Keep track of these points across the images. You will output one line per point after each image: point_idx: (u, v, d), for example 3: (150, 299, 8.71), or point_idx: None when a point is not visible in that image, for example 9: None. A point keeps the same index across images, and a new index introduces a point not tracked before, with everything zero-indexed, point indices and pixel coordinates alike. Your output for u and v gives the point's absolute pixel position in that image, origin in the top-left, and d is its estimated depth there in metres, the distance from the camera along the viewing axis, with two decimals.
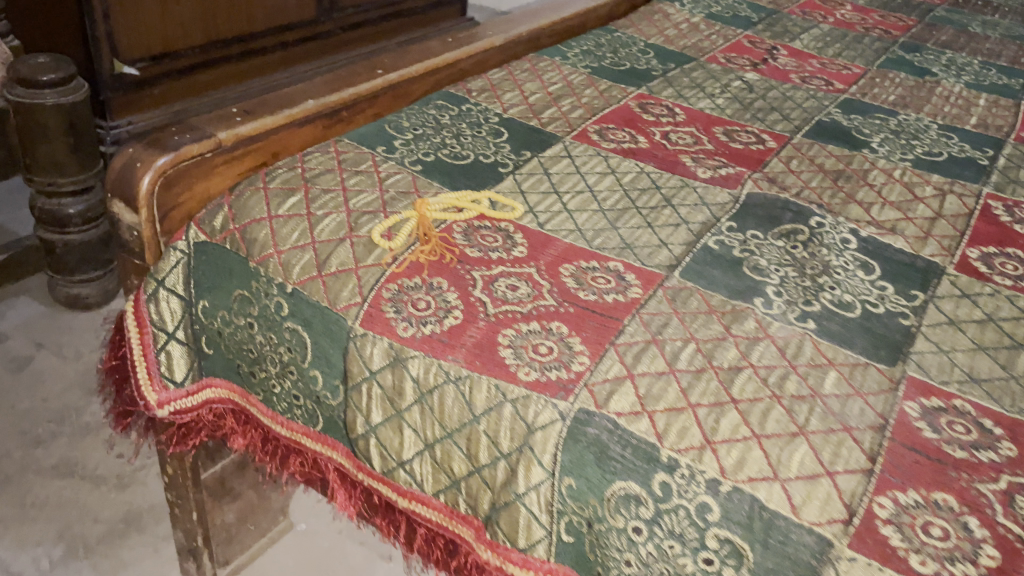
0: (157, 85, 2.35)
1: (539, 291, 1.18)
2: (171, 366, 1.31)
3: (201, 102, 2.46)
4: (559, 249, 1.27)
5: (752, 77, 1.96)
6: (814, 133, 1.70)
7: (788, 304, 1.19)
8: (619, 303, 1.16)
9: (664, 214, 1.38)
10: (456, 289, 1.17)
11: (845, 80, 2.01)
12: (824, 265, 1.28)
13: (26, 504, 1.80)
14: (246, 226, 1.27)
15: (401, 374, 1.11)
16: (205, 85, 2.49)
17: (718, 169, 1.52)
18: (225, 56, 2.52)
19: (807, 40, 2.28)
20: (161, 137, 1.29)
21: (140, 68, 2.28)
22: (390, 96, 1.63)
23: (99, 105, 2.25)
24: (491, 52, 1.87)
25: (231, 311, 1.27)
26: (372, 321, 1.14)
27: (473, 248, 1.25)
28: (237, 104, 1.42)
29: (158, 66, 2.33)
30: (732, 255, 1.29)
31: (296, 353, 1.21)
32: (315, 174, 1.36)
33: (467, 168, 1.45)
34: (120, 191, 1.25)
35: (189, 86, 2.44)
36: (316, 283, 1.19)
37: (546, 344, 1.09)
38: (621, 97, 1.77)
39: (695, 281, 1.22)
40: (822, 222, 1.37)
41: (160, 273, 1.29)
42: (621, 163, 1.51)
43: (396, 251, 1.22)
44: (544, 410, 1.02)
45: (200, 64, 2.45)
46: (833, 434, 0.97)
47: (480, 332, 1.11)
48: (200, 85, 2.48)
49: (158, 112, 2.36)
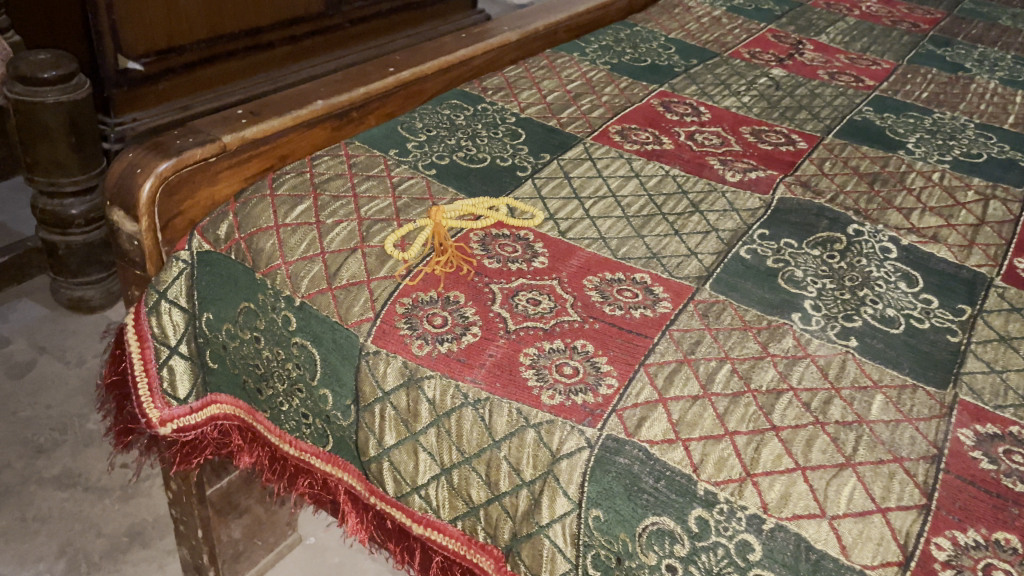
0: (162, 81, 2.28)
1: (562, 305, 1.11)
2: (174, 382, 1.24)
3: (206, 98, 2.40)
4: (582, 259, 1.20)
5: (778, 74, 1.88)
6: (846, 133, 1.62)
7: (827, 320, 1.12)
8: (648, 318, 1.09)
9: (692, 221, 1.31)
10: (474, 304, 1.10)
11: (875, 76, 1.93)
12: (864, 277, 1.20)
13: (27, 517, 1.75)
14: (252, 236, 1.21)
15: (416, 395, 1.04)
16: (211, 81, 2.42)
17: (747, 172, 1.44)
18: (232, 51, 2.45)
19: (834, 34, 2.20)
20: (163, 140, 1.23)
21: (145, 63, 2.21)
22: (401, 96, 1.56)
23: (102, 101, 2.18)
24: (505, 49, 1.80)
25: (237, 324, 1.20)
26: (385, 338, 1.07)
27: (492, 259, 1.18)
28: (242, 105, 1.35)
29: (164, 61, 2.26)
30: (766, 265, 1.22)
31: (305, 370, 1.14)
32: (325, 179, 1.29)
33: (483, 172, 1.38)
34: (120, 199, 1.18)
35: (195, 82, 2.37)
36: (326, 296, 1.12)
37: (571, 365, 1.02)
38: (643, 95, 1.70)
39: (728, 294, 1.15)
40: (859, 230, 1.30)
41: (162, 284, 1.23)
42: (645, 166, 1.44)
43: (410, 263, 1.16)
44: (570, 437, 0.95)
45: (206, 59, 2.39)
46: (883, 466, 0.90)
47: (500, 351, 1.04)
48: (206, 81, 2.41)
49: (163, 108, 2.30)
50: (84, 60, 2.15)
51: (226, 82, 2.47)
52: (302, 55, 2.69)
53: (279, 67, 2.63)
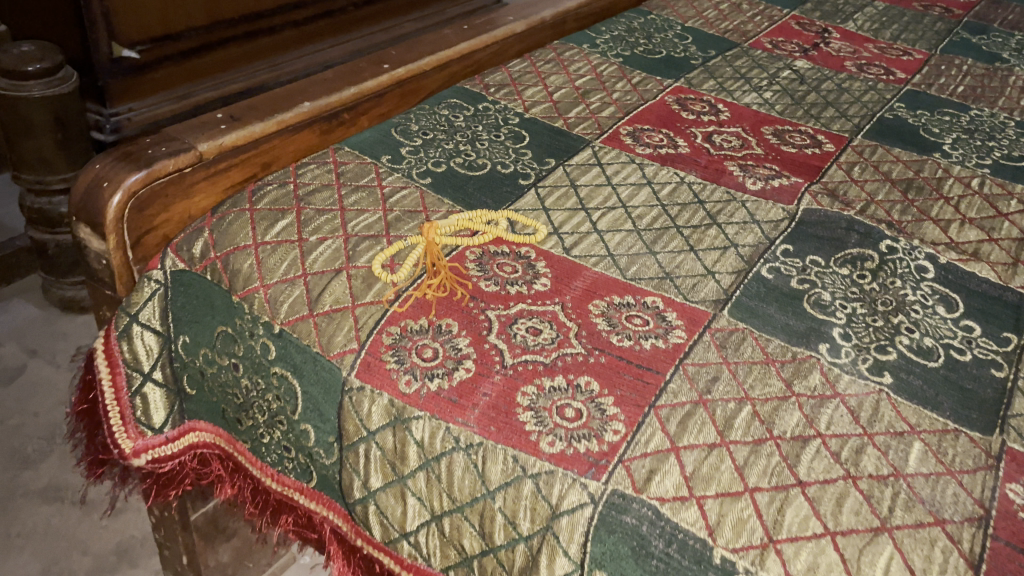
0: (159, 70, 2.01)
1: (564, 335, 1.01)
2: (148, 410, 1.15)
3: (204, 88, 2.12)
4: (587, 281, 1.10)
5: (802, 66, 1.76)
6: (877, 133, 1.50)
7: (858, 351, 1.01)
8: (660, 350, 0.99)
9: (709, 235, 1.20)
10: (468, 334, 1.00)
11: (907, 68, 1.81)
12: (898, 301, 1.10)
13: (11, 534, 1.68)
14: (229, 255, 1.11)
15: (403, 436, 0.95)
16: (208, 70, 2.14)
17: (770, 180, 1.33)
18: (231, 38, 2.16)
19: (862, 21, 2.07)
20: (134, 149, 1.13)
21: (140, 51, 1.95)
22: (396, 94, 1.45)
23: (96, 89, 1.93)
24: (510, 41, 1.68)
25: (214, 349, 1.11)
26: (370, 372, 0.97)
27: (489, 281, 1.08)
28: (222, 108, 1.25)
29: (160, 49, 1.99)
30: (790, 286, 1.11)
31: (286, 403, 1.05)
32: (310, 191, 1.19)
33: (482, 179, 1.27)
34: (86, 214, 1.09)
35: (194, 71, 2.10)
36: (307, 323, 1.03)
37: (573, 407, 0.92)
38: (657, 92, 1.58)
39: (748, 321, 1.05)
40: (893, 246, 1.19)
41: (133, 306, 1.14)
42: (658, 172, 1.33)
43: (400, 286, 1.06)
44: (572, 491, 0.85)
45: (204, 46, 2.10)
46: (923, 530, 0.80)
47: (495, 390, 0.94)
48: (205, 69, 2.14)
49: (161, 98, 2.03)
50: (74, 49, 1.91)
51: (225, 70, 2.18)
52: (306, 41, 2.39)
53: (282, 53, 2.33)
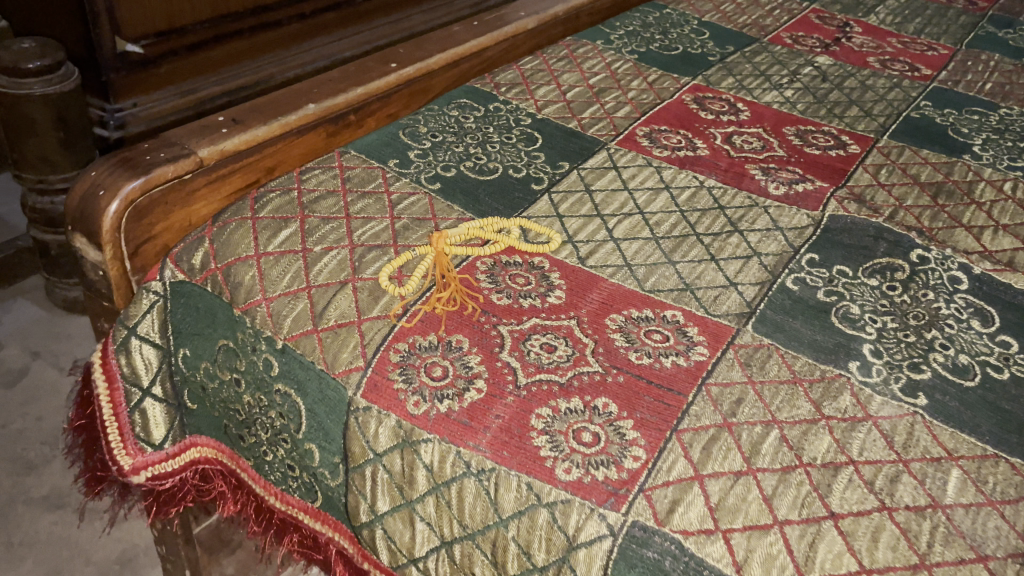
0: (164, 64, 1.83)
1: (580, 352, 0.96)
2: (147, 425, 1.11)
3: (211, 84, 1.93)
4: (604, 293, 1.05)
5: (824, 62, 1.70)
6: (903, 133, 1.45)
7: (890, 370, 0.96)
8: (681, 368, 0.94)
9: (730, 243, 1.15)
10: (479, 351, 0.95)
11: (932, 64, 1.75)
12: (931, 315, 1.05)
13: (13, 542, 1.64)
14: (230, 266, 1.07)
15: (412, 459, 0.90)
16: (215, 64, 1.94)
17: (793, 184, 1.27)
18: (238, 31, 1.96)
19: (884, 14, 2.01)
20: (131, 154, 1.08)
21: (145, 46, 1.77)
22: (405, 94, 1.40)
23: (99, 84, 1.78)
24: (521, 37, 1.63)
25: (216, 363, 1.07)
26: (377, 392, 0.93)
27: (501, 293, 1.03)
28: (223, 111, 1.20)
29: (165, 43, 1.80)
30: (817, 298, 1.06)
31: (290, 421, 1.01)
32: (315, 198, 1.14)
33: (493, 185, 1.23)
34: (82, 224, 1.04)
35: (200, 65, 1.91)
36: (311, 339, 0.98)
37: (591, 431, 0.87)
38: (674, 90, 1.53)
39: (773, 337, 1.00)
40: (925, 256, 1.13)
41: (131, 319, 1.09)
42: (676, 176, 1.28)
43: (408, 300, 1.01)
44: (589, 522, 0.80)
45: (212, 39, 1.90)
46: (964, 567, 0.76)
47: (508, 412, 0.89)
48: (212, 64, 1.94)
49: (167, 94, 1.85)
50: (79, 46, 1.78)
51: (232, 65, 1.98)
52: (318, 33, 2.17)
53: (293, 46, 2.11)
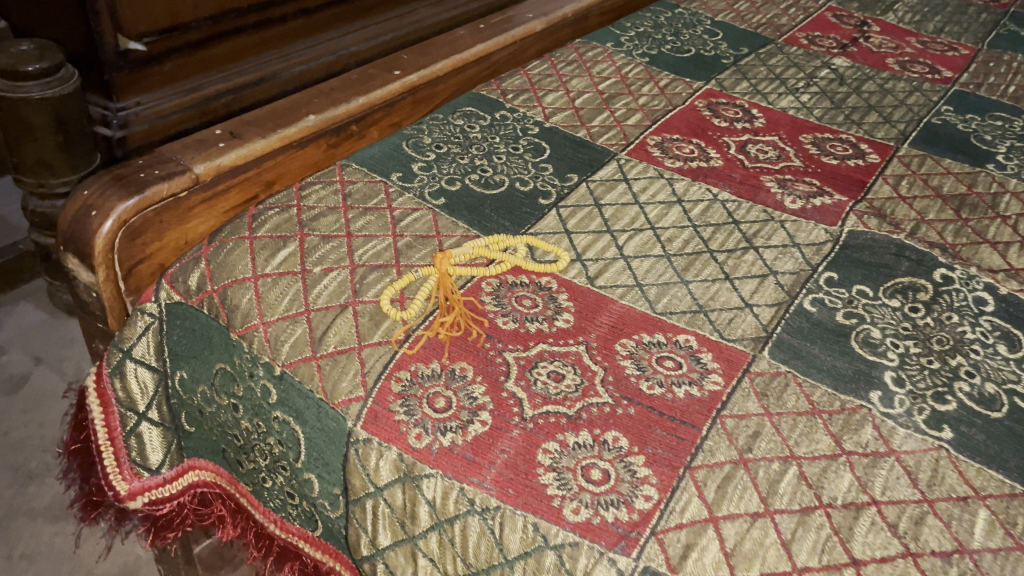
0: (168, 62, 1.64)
1: (589, 381, 0.92)
2: (144, 450, 1.08)
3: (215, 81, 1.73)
4: (614, 316, 1.01)
5: (841, 64, 1.65)
6: (924, 141, 1.40)
7: (913, 400, 0.92)
8: (694, 399, 0.90)
9: (745, 261, 1.11)
10: (484, 381, 0.91)
11: (953, 66, 1.69)
12: (956, 339, 1.00)
13: (15, 554, 1.62)
14: (227, 288, 1.03)
15: (414, 495, 0.86)
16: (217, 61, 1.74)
17: (811, 198, 1.23)
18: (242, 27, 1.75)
19: (902, 12, 1.95)
20: (125, 172, 1.05)
21: (148, 44, 1.57)
22: (408, 102, 1.36)
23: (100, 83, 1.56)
24: (529, 40, 1.58)
25: (213, 388, 1.04)
26: (378, 424, 0.89)
27: (507, 317, 0.99)
28: (220, 124, 1.16)
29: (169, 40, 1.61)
30: (835, 321, 1.02)
31: (288, 449, 0.98)
32: (315, 215, 1.11)
33: (500, 199, 1.18)
34: (73, 244, 1.01)
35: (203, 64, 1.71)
36: (310, 366, 0.95)
37: (600, 467, 0.83)
38: (687, 95, 1.48)
39: (791, 364, 0.96)
40: (948, 276, 1.09)
41: (126, 341, 1.06)
42: (689, 189, 1.24)
43: (410, 324, 0.97)
44: (598, 567, 0.77)
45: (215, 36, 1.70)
46: None
47: (514, 448, 0.85)
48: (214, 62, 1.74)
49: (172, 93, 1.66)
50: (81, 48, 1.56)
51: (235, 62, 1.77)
52: (327, 25, 1.96)
53: (300, 40, 1.90)
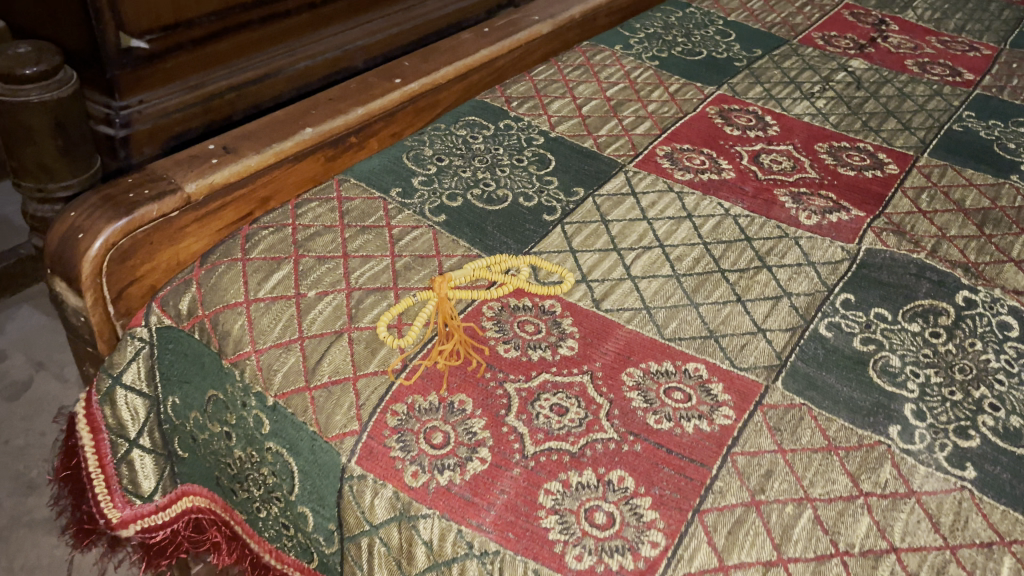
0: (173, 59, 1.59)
1: (594, 415, 0.88)
2: (136, 477, 1.05)
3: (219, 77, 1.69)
4: (620, 342, 0.97)
5: (859, 66, 1.59)
6: (945, 150, 1.35)
7: (934, 435, 0.88)
8: (704, 435, 0.86)
9: (759, 281, 1.06)
10: (483, 415, 0.88)
11: (975, 67, 1.64)
12: (979, 368, 0.96)
13: (15, 567, 1.54)
14: (218, 313, 0.99)
15: (410, 535, 0.82)
16: (223, 58, 1.70)
17: (827, 214, 1.18)
18: (246, 23, 1.71)
19: (922, 9, 1.88)
20: (113, 192, 1.01)
21: (151, 41, 1.53)
22: (410, 111, 1.32)
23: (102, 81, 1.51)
24: (535, 44, 1.53)
25: (206, 414, 1.00)
26: (374, 460, 0.85)
27: (508, 344, 0.95)
28: (214, 138, 1.12)
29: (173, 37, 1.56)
30: (852, 348, 0.98)
31: (282, 481, 0.93)
32: (311, 234, 1.07)
33: (504, 215, 1.14)
34: (60, 268, 0.97)
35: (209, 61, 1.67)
36: (303, 397, 0.91)
37: (605, 510, 0.79)
38: (698, 102, 1.43)
39: (806, 396, 0.91)
40: (971, 299, 1.05)
41: (115, 367, 1.02)
42: (699, 204, 1.19)
43: (408, 353, 0.94)
44: None
45: (220, 32, 1.66)
46: None
47: (514, 488, 0.81)
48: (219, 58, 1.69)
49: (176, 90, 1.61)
50: (83, 44, 1.49)
51: (240, 58, 1.73)
52: (331, 20, 1.93)
53: (306, 34, 1.87)
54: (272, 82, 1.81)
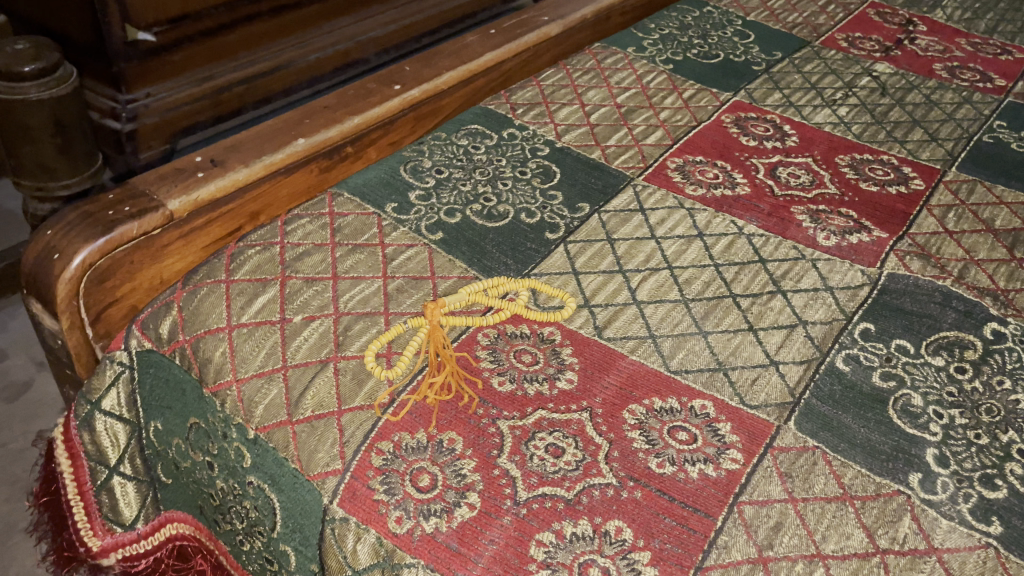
0: (181, 51, 1.56)
1: (591, 457, 0.82)
2: (117, 505, 1.01)
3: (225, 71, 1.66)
4: (622, 375, 0.91)
5: (884, 70, 1.52)
6: (975, 164, 1.28)
7: (958, 484, 0.82)
8: (709, 481, 0.81)
9: (772, 308, 1.00)
10: (474, 456, 0.82)
11: (1006, 71, 1.56)
12: (1007, 410, 0.90)
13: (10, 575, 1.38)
14: (199, 338, 0.94)
15: None
16: (232, 50, 1.66)
17: (846, 234, 1.11)
18: (255, 14, 1.66)
19: (952, 8, 1.80)
20: (94, 208, 0.96)
21: (157, 33, 1.49)
22: (410, 118, 1.26)
23: (107, 72, 1.48)
24: (544, 46, 1.47)
25: (187, 442, 0.95)
26: (356, 503, 0.79)
27: (503, 376, 0.90)
28: (201, 149, 1.07)
29: (180, 29, 1.53)
30: (870, 384, 0.92)
31: (264, 517, 0.87)
32: (300, 254, 1.02)
33: (504, 233, 1.09)
34: (37, 288, 0.93)
35: (217, 53, 1.63)
36: (284, 432, 0.85)
37: (600, 565, 0.74)
38: (713, 109, 1.37)
39: (820, 437, 0.85)
40: (999, 332, 0.99)
41: (94, 393, 0.99)
42: (712, 221, 1.13)
43: (396, 387, 0.88)
44: None
45: (229, 23, 1.62)
46: None
47: (503, 539, 0.76)
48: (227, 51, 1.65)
49: (180, 85, 1.58)
50: (86, 36, 1.46)
51: (248, 51, 1.70)
52: (342, 11, 1.88)
53: (314, 26, 1.83)
54: (281, 76, 1.77)
